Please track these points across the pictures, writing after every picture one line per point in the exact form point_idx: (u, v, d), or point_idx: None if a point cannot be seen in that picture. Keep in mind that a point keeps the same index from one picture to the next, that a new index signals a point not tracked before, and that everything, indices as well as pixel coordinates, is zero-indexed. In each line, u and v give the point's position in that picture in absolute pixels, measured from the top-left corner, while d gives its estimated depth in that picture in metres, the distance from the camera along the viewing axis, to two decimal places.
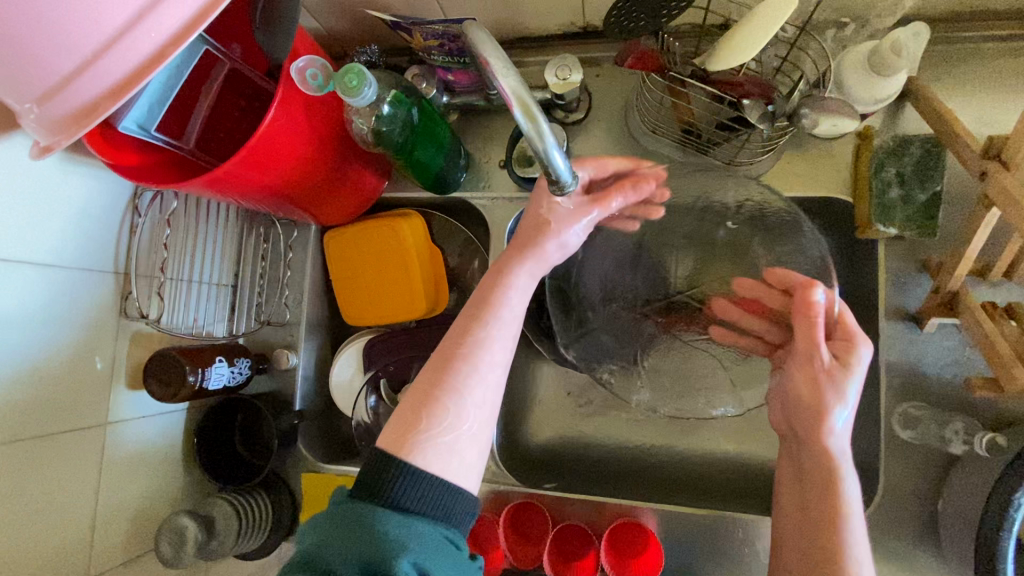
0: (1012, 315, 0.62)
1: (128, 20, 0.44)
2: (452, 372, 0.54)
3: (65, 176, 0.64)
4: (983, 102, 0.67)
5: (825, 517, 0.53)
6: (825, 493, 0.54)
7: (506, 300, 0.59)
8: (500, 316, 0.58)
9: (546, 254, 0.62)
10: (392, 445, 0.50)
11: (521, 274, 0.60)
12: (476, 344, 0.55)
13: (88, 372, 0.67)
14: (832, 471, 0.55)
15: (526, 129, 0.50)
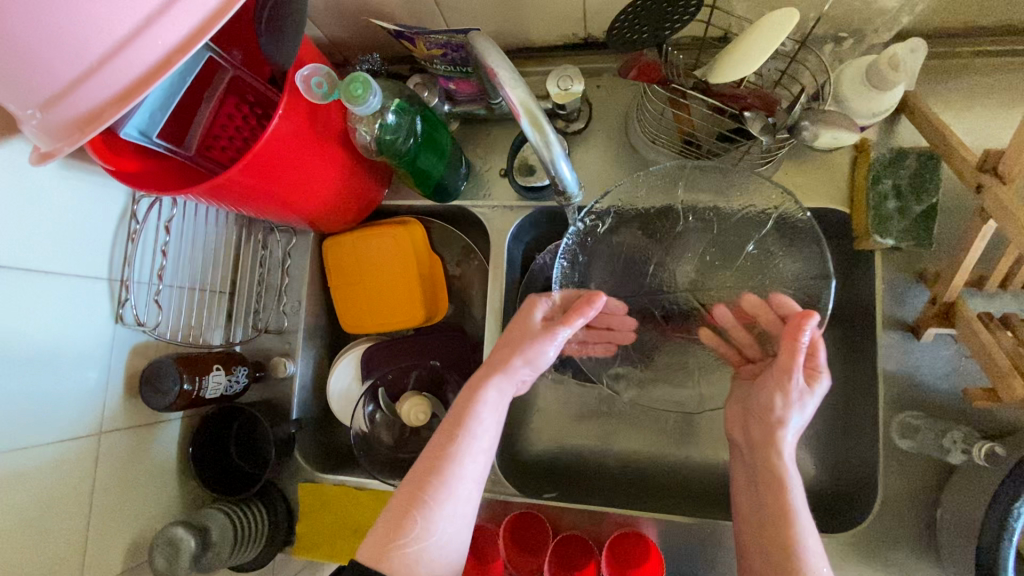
0: (1009, 325, 0.63)
1: (134, 27, 0.44)
2: (423, 492, 0.54)
3: (63, 183, 0.64)
4: (977, 116, 0.68)
5: (772, 513, 0.57)
6: (771, 490, 0.58)
7: (479, 415, 0.58)
8: (473, 432, 0.57)
9: (514, 371, 0.61)
10: (371, 559, 0.51)
11: (491, 390, 0.59)
12: (448, 460, 0.55)
13: (84, 381, 0.66)
14: (772, 470, 0.59)
15: (534, 139, 0.52)
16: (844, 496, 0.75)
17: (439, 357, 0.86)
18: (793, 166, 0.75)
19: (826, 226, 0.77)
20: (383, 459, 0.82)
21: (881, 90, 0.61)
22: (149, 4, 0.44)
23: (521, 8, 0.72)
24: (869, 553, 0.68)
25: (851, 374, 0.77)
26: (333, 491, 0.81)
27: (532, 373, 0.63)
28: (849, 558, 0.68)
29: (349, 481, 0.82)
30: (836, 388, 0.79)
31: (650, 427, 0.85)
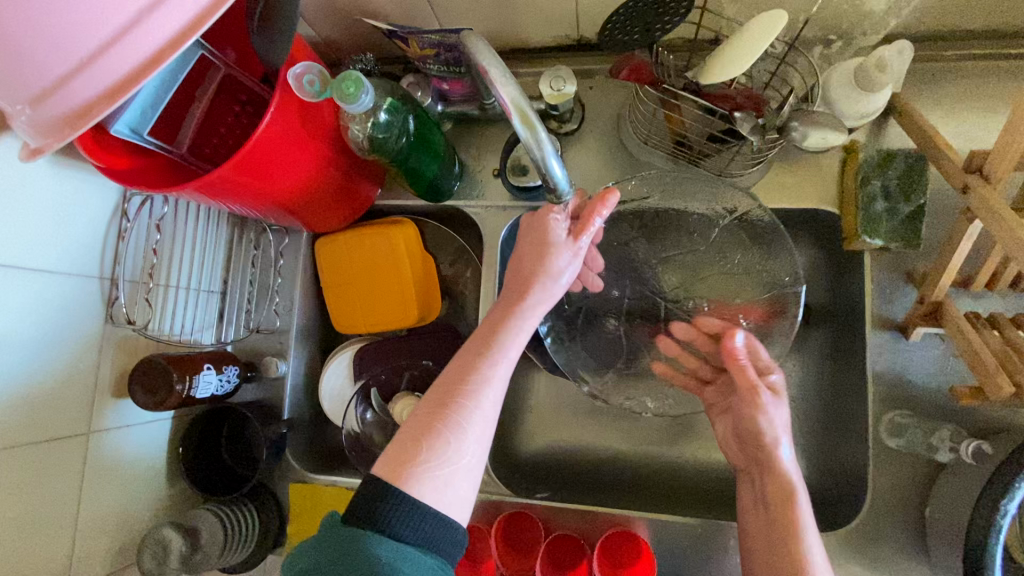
0: (995, 325, 0.64)
1: (124, 23, 0.44)
2: (451, 393, 0.52)
3: (52, 180, 0.63)
4: (965, 118, 0.69)
5: (783, 516, 0.57)
6: (782, 502, 0.58)
7: (515, 328, 0.56)
8: (503, 351, 0.55)
9: (552, 290, 0.59)
10: (393, 476, 0.48)
11: (525, 309, 0.58)
12: (479, 379, 0.53)
13: (72, 379, 0.65)
14: (781, 484, 0.58)
15: (524, 137, 0.52)
16: (834, 495, 0.75)
17: (433, 357, 0.85)
18: (783, 167, 0.75)
19: (815, 226, 0.78)
20: (373, 460, 0.82)
21: (869, 92, 0.62)
22: (140, 1, 0.44)
23: (514, 9, 0.72)
24: (858, 551, 0.68)
25: (841, 374, 0.77)
26: (324, 492, 0.80)
27: (560, 291, 0.61)
28: (840, 557, 0.68)
29: (341, 483, 0.81)
30: (827, 388, 0.79)
31: (643, 427, 0.85)
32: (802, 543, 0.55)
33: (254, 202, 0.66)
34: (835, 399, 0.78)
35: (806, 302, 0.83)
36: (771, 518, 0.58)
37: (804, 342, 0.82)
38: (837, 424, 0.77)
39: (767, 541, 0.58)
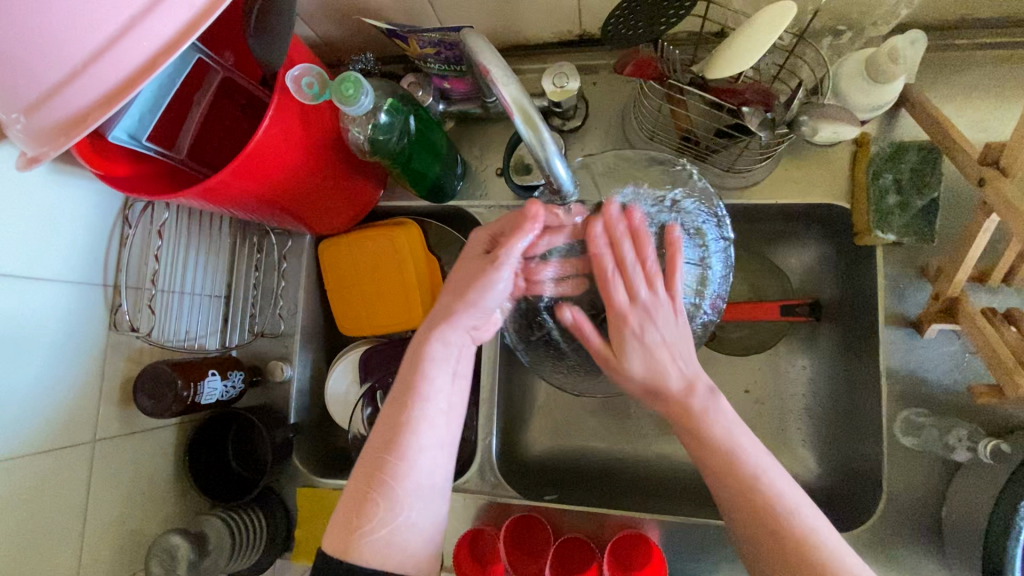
0: (1014, 321, 0.62)
1: (118, 29, 0.43)
2: (383, 453, 0.52)
3: (53, 188, 0.63)
4: (980, 108, 0.67)
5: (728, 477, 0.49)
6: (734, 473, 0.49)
7: (426, 372, 0.54)
8: (422, 395, 0.53)
9: (464, 317, 0.57)
10: (336, 549, 0.49)
11: (435, 341, 0.55)
12: (404, 433, 0.52)
13: (75, 388, 0.65)
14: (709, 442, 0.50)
15: (526, 137, 0.51)
16: (849, 494, 0.74)
17: None
18: (793, 161, 0.74)
19: (826, 221, 0.77)
20: None
21: (880, 84, 0.60)
22: (133, 6, 0.43)
23: (515, 5, 0.71)
24: (874, 553, 0.67)
25: (852, 370, 0.77)
26: (331, 496, 0.80)
27: (488, 313, 0.58)
28: (856, 557, 0.67)
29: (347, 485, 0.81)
30: (840, 385, 0.78)
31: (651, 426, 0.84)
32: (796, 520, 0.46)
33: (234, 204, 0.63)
34: (848, 396, 0.77)
35: (817, 298, 0.82)
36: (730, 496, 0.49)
37: (815, 339, 0.82)
38: (851, 421, 0.76)
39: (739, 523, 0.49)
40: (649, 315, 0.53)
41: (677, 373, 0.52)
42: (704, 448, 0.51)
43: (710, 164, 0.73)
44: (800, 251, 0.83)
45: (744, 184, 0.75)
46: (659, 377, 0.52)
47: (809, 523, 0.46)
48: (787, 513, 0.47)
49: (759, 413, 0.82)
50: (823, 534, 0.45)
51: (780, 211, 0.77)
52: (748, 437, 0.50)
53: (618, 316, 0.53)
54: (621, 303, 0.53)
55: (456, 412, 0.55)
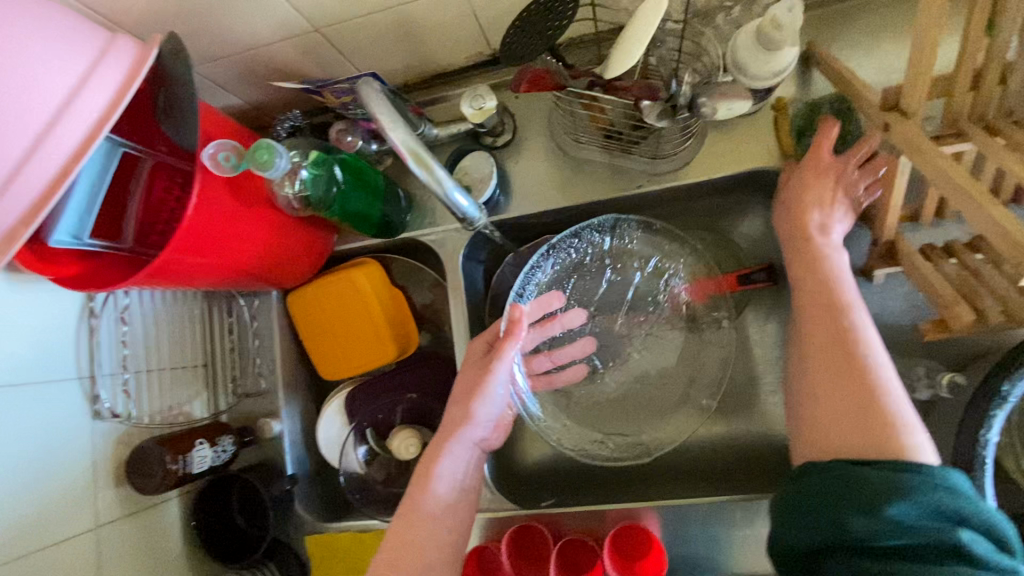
0: (952, 252, 0.63)
1: (30, 143, 0.49)
2: (393, 556, 0.58)
3: (13, 297, 0.65)
4: (884, 53, 0.69)
5: (867, 403, 0.50)
6: (857, 386, 0.51)
7: (436, 482, 0.63)
8: (434, 502, 0.62)
9: (478, 418, 0.67)
10: None
11: (452, 444, 0.65)
12: (415, 536, 0.59)
13: (69, 481, 0.68)
14: (862, 376, 0.51)
15: (423, 177, 0.55)
16: None
17: (416, 390, 0.88)
18: (718, 135, 0.76)
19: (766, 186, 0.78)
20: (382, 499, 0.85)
21: (771, 52, 0.60)
22: (40, 118, 0.49)
23: (421, 38, 0.73)
24: None
25: None
26: (338, 537, 0.82)
27: (490, 417, 0.68)
28: None
29: (353, 525, 0.84)
30: None
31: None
32: (908, 437, 0.47)
33: (215, 276, 0.69)
34: None
35: (772, 262, 0.83)
36: (839, 400, 0.51)
37: (779, 300, 0.83)
38: None
39: (839, 401, 0.51)
40: (840, 263, 0.59)
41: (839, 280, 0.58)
42: (856, 384, 0.51)
43: (637, 155, 0.76)
44: (749, 218, 0.84)
45: (676, 167, 0.76)
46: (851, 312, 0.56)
47: (916, 441, 0.47)
48: (881, 393, 0.50)
49: (741, 383, 0.83)
50: (904, 411, 0.49)
51: (718, 185, 0.79)
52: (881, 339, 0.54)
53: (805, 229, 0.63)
54: (817, 241, 0.62)
55: (461, 521, 0.63)
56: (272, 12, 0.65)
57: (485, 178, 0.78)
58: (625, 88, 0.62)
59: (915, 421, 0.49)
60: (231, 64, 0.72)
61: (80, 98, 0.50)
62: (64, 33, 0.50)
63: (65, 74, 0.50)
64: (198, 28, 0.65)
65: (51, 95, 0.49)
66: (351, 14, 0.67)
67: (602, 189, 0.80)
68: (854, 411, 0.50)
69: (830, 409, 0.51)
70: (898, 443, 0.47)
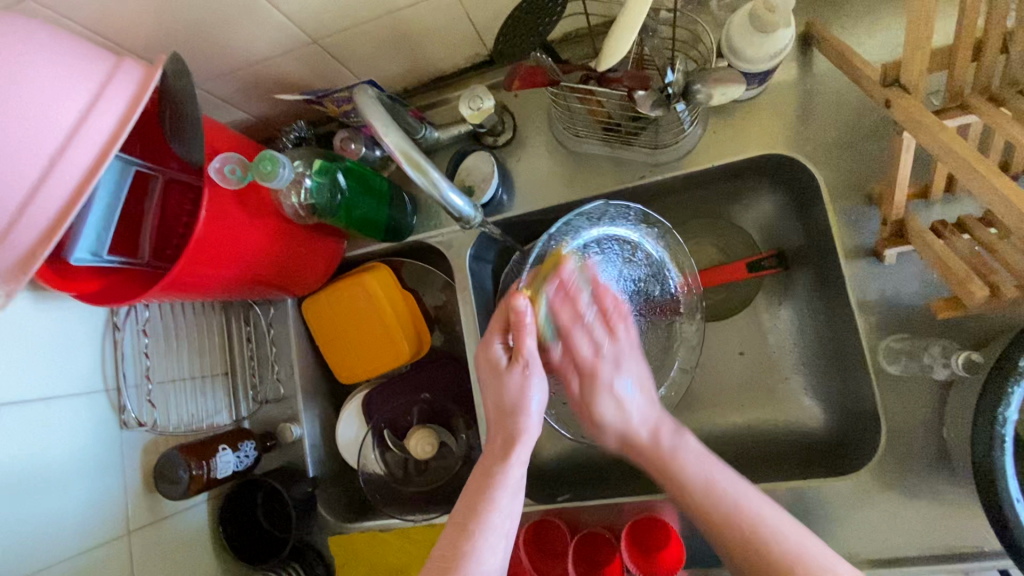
0: (966, 228, 0.61)
1: (43, 169, 0.51)
2: None
3: (40, 315, 0.69)
4: (887, 28, 0.68)
5: (712, 516, 0.55)
6: (721, 526, 0.55)
7: (488, 506, 0.55)
8: (486, 525, 0.54)
9: (525, 434, 0.60)
10: None
11: (508, 468, 0.58)
12: (463, 563, 0.52)
13: (101, 489, 0.71)
14: (682, 486, 0.58)
15: (419, 180, 0.56)
16: (853, 434, 0.74)
17: (430, 390, 0.89)
18: (719, 121, 0.75)
19: (771, 170, 0.77)
20: (402, 499, 0.86)
21: (766, 35, 0.60)
22: (53, 143, 0.51)
23: (417, 42, 0.74)
24: (886, 486, 0.67)
25: (831, 309, 0.76)
26: (359, 538, 0.84)
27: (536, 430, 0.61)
28: (869, 492, 0.68)
29: (374, 526, 0.86)
30: (823, 328, 0.78)
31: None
32: (767, 532, 0.53)
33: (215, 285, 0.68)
34: (831, 334, 0.76)
35: (782, 247, 0.82)
36: (710, 527, 0.56)
37: (791, 286, 0.82)
38: (838, 359, 0.75)
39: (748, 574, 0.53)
40: (620, 397, 0.65)
41: (619, 399, 0.65)
42: (679, 485, 0.59)
43: (638, 146, 0.76)
44: (756, 204, 0.83)
45: (678, 156, 0.76)
46: (629, 427, 0.63)
47: (755, 513, 0.54)
48: (750, 518, 0.54)
49: (755, 371, 0.82)
50: (786, 532, 0.52)
51: (722, 172, 0.78)
52: (721, 470, 0.59)
53: (590, 371, 0.65)
54: (587, 358, 0.65)
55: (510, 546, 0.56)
56: (271, 26, 0.66)
57: (487, 177, 0.79)
58: (616, 79, 0.62)
59: (766, 506, 0.55)
60: (234, 79, 0.74)
61: (88, 121, 0.53)
62: (71, 61, 0.53)
63: (73, 99, 0.52)
64: (201, 47, 0.67)
65: (62, 121, 0.52)
66: (348, 23, 0.68)
67: (605, 182, 0.80)
68: (711, 524, 0.56)
69: (702, 507, 0.56)
70: (759, 529, 0.53)
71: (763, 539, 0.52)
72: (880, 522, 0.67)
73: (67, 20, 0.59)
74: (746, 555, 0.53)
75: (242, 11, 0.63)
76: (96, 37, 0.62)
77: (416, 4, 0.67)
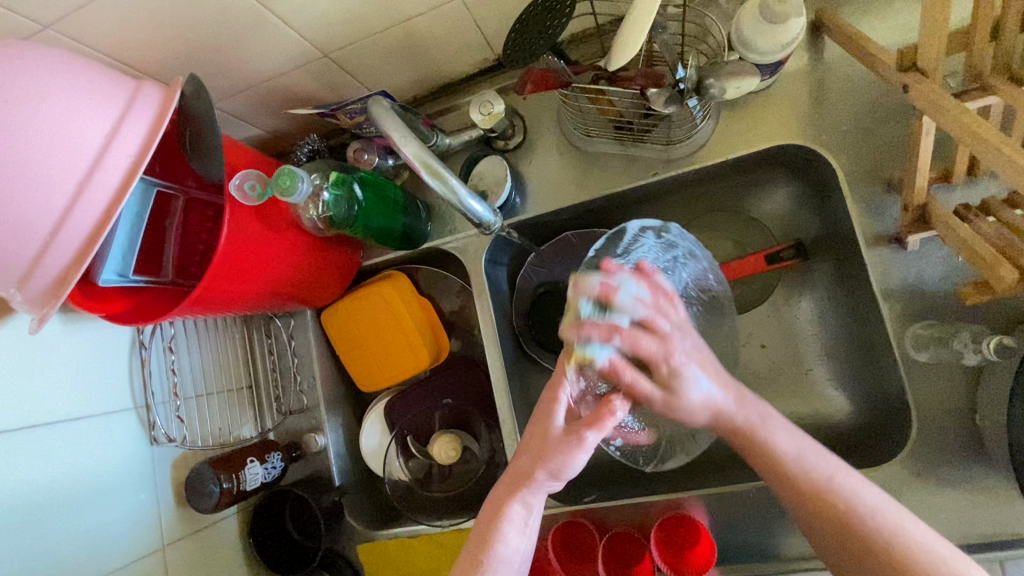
0: (990, 211, 0.60)
1: (70, 195, 0.52)
2: (487, 523, 0.58)
3: (72, 337, 0.70)
4: (902, 11, 0.67)
5: (861, 547, 0.49)
6: (859, 538, 0.49)
7: (534, 470, 0.57)
8: (530, 489, 0.58)
9: (537, 481, 0.58)
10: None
11: (515, 504, 0.58)
12: (513, 508, 0.58)
13: (137, 505, 0.73)
14: (766, 452, 0.55)
15: (437, 187, 0.57)
16: (882, 425, 0.73)
17: (451, 396, 0.90)
18: (732, 114, 0.74)
19: (787, 162, 0.77)
20: (429, 504, 0.87)
21: (778, 25, 0.59)
22: (79, 168, 0.52)
23: (428, 51, 0.75)
24: (920, 475, 0.66)
25: (852, 299, 0.75)
26: (388, 545, 0.85)
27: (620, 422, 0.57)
28: (902, 482, 0.67)
29: (401, 532, 0.85)
30: (847, 318, 0.77)
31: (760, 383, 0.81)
32: (901, 533, 0.48)
33: (262, 301, 0.73)
34: (856, 327, 0.75)
35: (800, 239, 0.81)
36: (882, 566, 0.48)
37: (811, 277, 0.80)
38: (863, 347, 0.74)
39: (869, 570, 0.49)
40: (685, 330, 0.57)
41: (703, 389, 0.57)
42: (777, 463, 0.54)
43: (650, 144, 0.76)
44: (773, 194, 0.82)
45: (690, 150, 0.76)
46: (717, 402, 0.57)
47: (891, 520, 0.49)
48: (889, 523, 0.48)
49: (778, 362, 0.81)
50: (863, 496, 0.50)
51: (735, 166, 0.78)
52: (782, 426, 0.56)
53: (659, 358, 0.55)
54: (655, 350, 0.55)
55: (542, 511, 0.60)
56: (283, 43, 0.67)
57: (500, 182, 0.79)
58: (628, 78, 0.63)
59: (890, 506, 0.50)
60: (248, 96, 0.75)
61: (113, 146, 0.54)
62: (96, 88, 0.54)
63: (97, 126, 0.53)
64: (215, 66, 0.69)
65: (88, 147, 0.53)
66: (358, 35, 0.69)
67: (618, 180, 0.79)
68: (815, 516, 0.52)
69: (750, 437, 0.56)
70: (873, 521, 0.49)
71: (872, 524, 0.49)
72: (918, 513, 0.66)
73: (86, 47, 0.61)
74: (855, 544, 0.49)
75: (255, 28, 0.64)
76: (116, 64, 0.64)
77: (425, 13, 0.68)
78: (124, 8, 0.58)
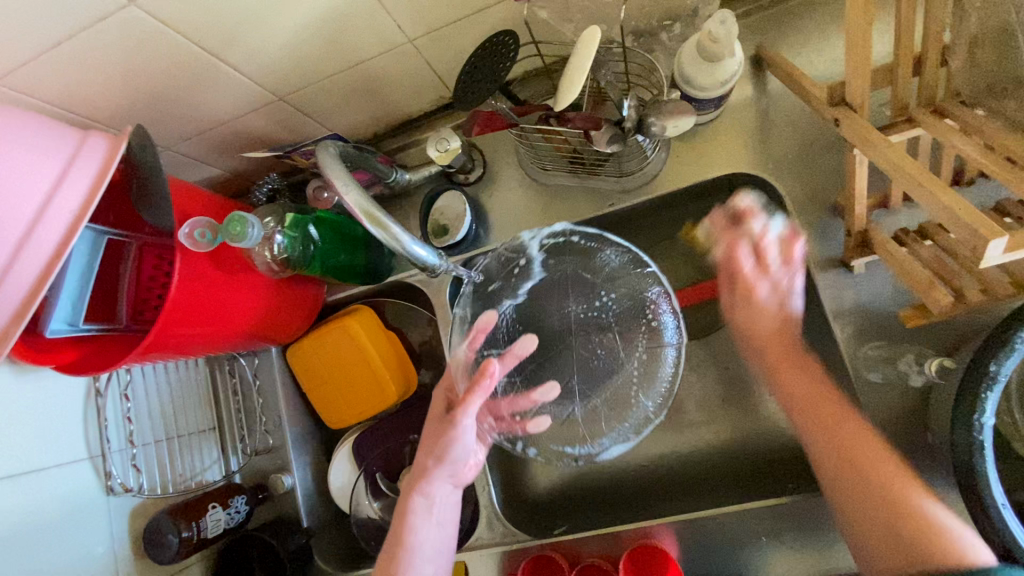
0: (927, 234, 0.63)
1: (11, 251, 0.52)
2: (398, 522, 0.64)
3: (23, 389, 0.69)
4: (835, 45, 0.70)
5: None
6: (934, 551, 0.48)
7: (427, 473, 0.64)
8: (426, 487, 0.64)
9: (434, 473, 0.64)
10: None
11: (416, 496, 0.64)
12: (415, 500, 0.64)
13: (91, 559, 0.71)
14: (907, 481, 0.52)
15: (380, 235, 0.57)
16: None
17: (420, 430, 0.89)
18: (681, 145, 0.77)
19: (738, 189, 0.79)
20: None
21: (715, 64, 0.62)
22: (21, 224, 0.52)
23: (383, 91, 0.76)
24: None
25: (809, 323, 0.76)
26: None
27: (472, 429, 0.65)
28: None
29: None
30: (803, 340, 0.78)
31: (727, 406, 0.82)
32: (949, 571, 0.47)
33: (218, 344, 0.72)
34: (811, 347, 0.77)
35: None
36: None
37: None
38: None
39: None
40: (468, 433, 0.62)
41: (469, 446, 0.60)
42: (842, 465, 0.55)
43: (603, 176, 0.77)
44: None
45: (643, 182, 0.78)
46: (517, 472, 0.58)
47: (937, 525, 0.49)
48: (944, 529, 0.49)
49: (743, 383, 0.82)
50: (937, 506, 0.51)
51: (688, 194, 0.79)
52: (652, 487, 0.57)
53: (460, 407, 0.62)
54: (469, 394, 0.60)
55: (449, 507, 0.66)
56: (235, 89, 0.68)
57: (459, 216, 0.80)
58: (574, 119, 0.63)
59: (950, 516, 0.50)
60: (204, 139, 0.76)
61: (56, 200, 0.53)
62: (39, 142, 0.54)
63: (40, 180, 0.53)
64: (168, 113, 0.69)
65: (28, 202, 0.52)
66: (311, 78, 0.70)
67: (577, 211, 0.81)
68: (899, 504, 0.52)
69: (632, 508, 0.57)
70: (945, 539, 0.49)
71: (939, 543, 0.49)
72: None
73: (34, 99, 0.61)
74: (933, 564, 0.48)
75: (206, 76, 0.65)
76: (65, 113, 0.64)
77: (378, 56, 0.69)
78: (67, 60, 0.58)
